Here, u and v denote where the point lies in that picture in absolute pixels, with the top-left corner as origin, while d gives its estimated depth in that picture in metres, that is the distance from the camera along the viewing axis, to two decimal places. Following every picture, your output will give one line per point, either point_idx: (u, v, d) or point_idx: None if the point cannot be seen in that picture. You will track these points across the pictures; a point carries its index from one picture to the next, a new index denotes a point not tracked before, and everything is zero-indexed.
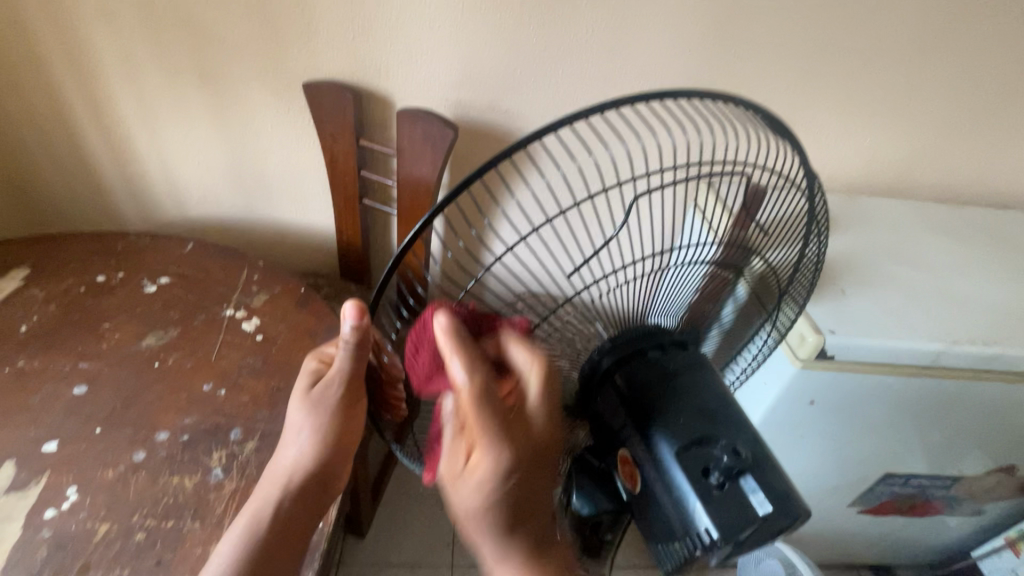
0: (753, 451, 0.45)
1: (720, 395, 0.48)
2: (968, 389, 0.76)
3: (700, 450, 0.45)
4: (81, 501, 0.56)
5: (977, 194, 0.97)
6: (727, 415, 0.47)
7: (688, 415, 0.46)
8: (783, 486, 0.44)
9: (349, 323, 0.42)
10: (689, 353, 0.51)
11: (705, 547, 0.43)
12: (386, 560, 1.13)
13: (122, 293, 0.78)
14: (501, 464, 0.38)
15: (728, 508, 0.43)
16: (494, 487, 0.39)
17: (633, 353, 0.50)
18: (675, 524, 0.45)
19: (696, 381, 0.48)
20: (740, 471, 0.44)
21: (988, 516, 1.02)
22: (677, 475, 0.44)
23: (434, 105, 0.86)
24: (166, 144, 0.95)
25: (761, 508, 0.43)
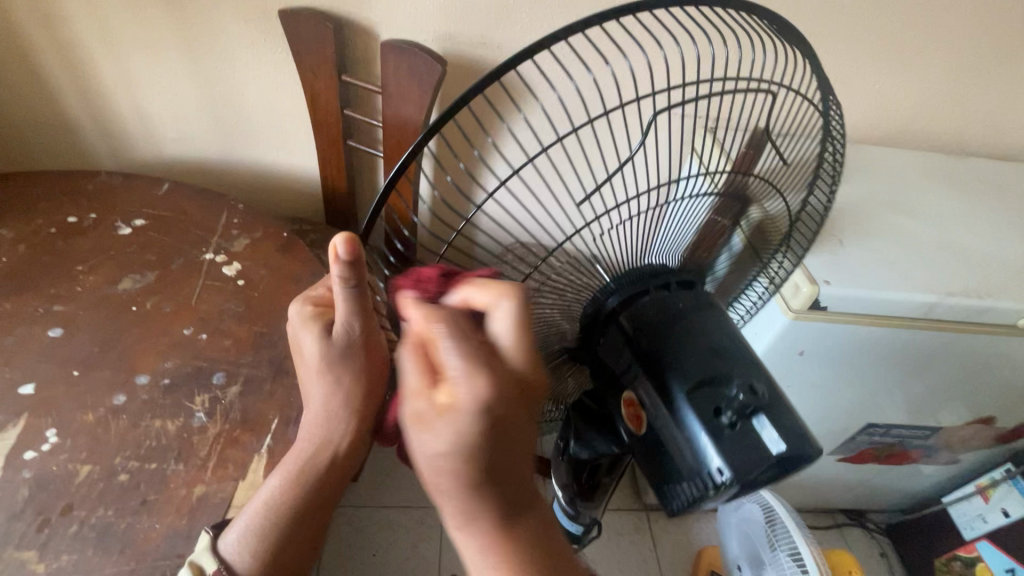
0: (767, 389, 0.44)
1: (731, 334, 0.47)
2: (958, 342, 0.76)
3: (710, 390, 0.44)
4: (62, 443, 0.55)
5: (986, 145, 0.94)
6: (740, 354, 0.46)
7: (700, 355, 0.45)
8: (795, 424, 0.43)
9: (338, 259, 0.35)
10: (697, 292, 0.49)
11: (716, 488, 0.43)
12: (378, 501, 1.16)
13: (96, 234, 0.74)
14: (482, 398, 0.30)
15: (740, 447, 0.42)
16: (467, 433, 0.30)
17: (639, 293, 0.48)
18: (684, 466, 0.45)
19: (707, 321, 0.47)
20: (754, 410, 0.43)
21: (962, 464, 1.06)
22: (688, 416, 0.44)
23: (421, 36, 0.80)
24: (135, 77, 0.88)
25: (775, 448, 0.42)
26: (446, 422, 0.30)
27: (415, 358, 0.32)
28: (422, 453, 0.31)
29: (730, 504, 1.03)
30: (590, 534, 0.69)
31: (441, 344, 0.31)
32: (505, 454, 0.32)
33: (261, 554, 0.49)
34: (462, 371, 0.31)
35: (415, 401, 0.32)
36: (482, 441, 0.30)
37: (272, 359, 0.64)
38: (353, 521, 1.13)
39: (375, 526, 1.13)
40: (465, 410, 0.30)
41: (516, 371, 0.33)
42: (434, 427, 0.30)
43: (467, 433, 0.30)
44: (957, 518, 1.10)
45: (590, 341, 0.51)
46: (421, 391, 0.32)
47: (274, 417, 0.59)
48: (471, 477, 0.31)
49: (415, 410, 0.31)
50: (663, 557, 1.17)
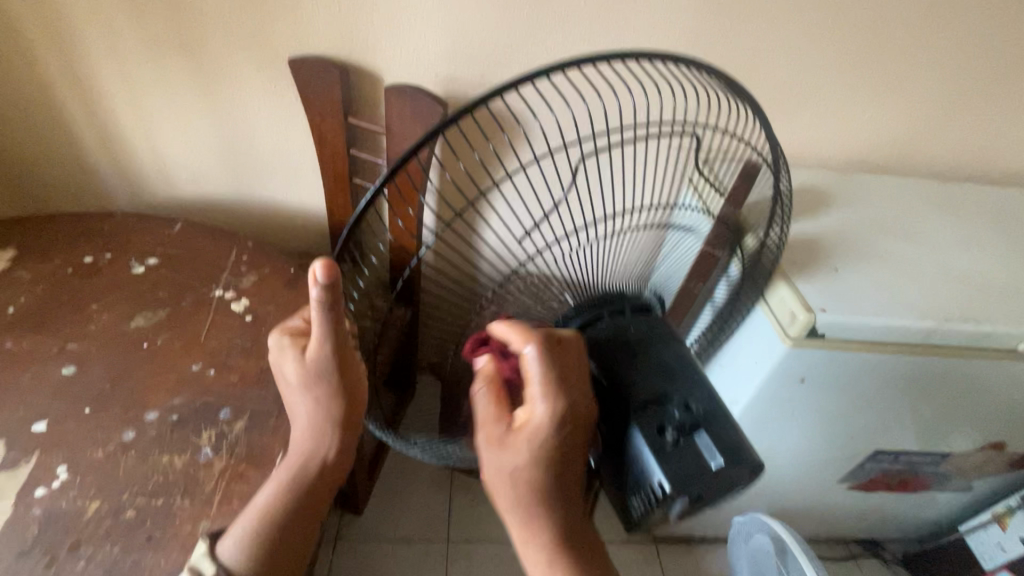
0: (707, 406, 0.47)
1: (681, 356, 0.49)
2: (960, 367, 0.76)
3: (655, 408, 0.46)
4: (71, 480, 0.56)
5: (977, 171, 0.96)
6: (684, 374, 0.48)
7: (647, 374, 0.47)
8: (735, 440, 0.45)
9: (317, 285, 0.36)
10: (651, 319, 0.51)
11: (658, 500, 0.43)
12: (383, 535, 1.15)
13: (110, 273, 0.77)
14: (555, 411, 0.41)
15: (684, 460, 0.43)
16: (547, 438, 0.41)
17: (593, 319, 0.49)
18: (631, 480, 0.46)
19: (661, 346, 0.49)
20: (694, 425, 0.45)
21: (977, 491, 1.04)
22: (635, 434, 0.45)
23: (423, 81, 0.84)
24: (153, 122, 0.93)
25: (714, 462, 0.44)
26: (523, 440, 0.41)
27: (489, 391, 0.42)
28: (497, 466, 0.42)
29: (740, 535, 1.01)
30: None
31: (528, 364, 0.41)
32: (562, 461, 0.43)
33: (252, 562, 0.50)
34: (537, 398, 0.41)
35: (494, 425, 0.42)
36: (548, 450, 0.42)
37: (276, 394, 0.66)
38: (357, 555, 1.12)
39: (379, 560, 1.12)
40: (539, 428, 0.41)
41: (568, 401, 0.41)
42: (513, 444, 0.41)
43: (539, 444, 0.41)
44: (975, 547, 1.07)
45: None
46: (498, 416, 0.42)
47: (279, 451, 0.60)
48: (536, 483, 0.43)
49: (494, 432, 0.42)
50: None
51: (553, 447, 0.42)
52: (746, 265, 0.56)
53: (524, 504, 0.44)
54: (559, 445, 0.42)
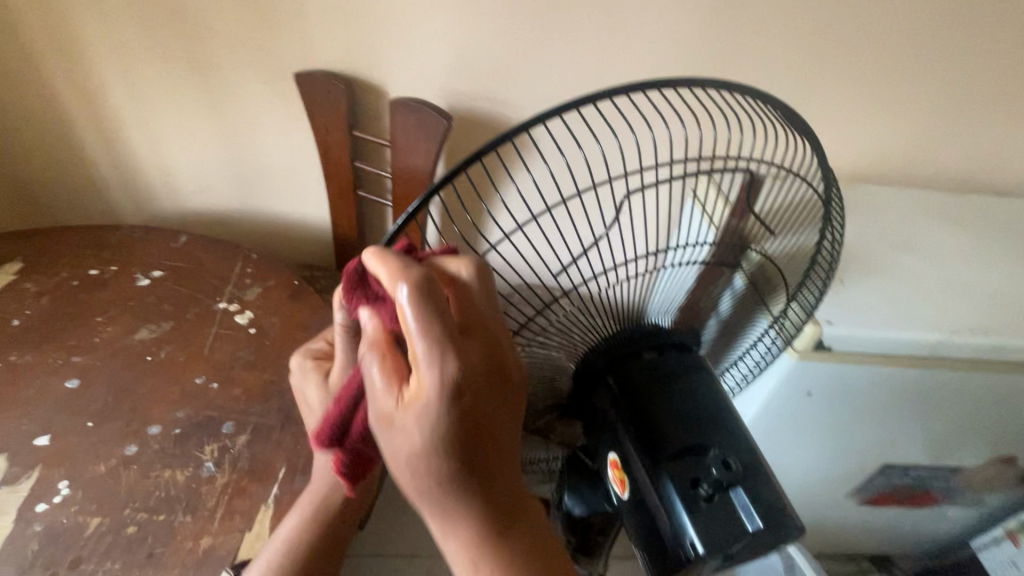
0: (746, 462, 0.44)
1: (721, 404, 0.47)
2: (969, 380, 0.75)
3: (691, 463, 0.44)
4: (73, 495, 0.56)
5: (981, 182, 0.96)
6: (725, 425, 0.46)
7: (682, 427, 0.45)
8: (775, 500, 0.44)
9: (338, 310, 0.39)
10: (690, 358, 0.50)
11: (691, 561, 0.43)
12: (385, 550, 1.14)
13: (115, 286, 0.77)
14: (448, 375, 0.32)
15: (717, 522, 0.42)
16: (440, 411, 0.32)
17: (627, 356, 0.49)
18: (661, 533, 0.45)
19: (696, 392, 0.47)
20: (732, 485, 0.43)
21: (988, 506, 1.02)
22: (668, 489, 0.43)
23: (427, 95, 0.85)
24: (160, 135, 0.94)
25: (751, 525, 0.42)
26: (415, 412, 0.33)
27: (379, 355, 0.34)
28: (394, 453, 0.34)
29: None
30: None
31: (404, 305, 0.32)
32: (475, 443, 0.34)
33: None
34: (427, 360, 0.33)
35: (385, 397, 0.34)
36: (450, 429, 0.33)
37: (279, 407, 0.65)
38: (358, 571, 1.11)
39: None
40: (431, 399, 0.32)
41: (468, 362, 0.33)
42: (404, 422, 0.33)
43: (438, 419, 0.33)
44: (987, 563, 1.04)
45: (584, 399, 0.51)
46: (388, 388, 0.34)
47: (281, 466, 0.60)
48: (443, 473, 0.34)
49: (385, 410, 0.33)
50: None
51: (448, 424, 0.33)
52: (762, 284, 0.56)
53: (440, 504, 0.35)
54: (454, 422, 0.33)
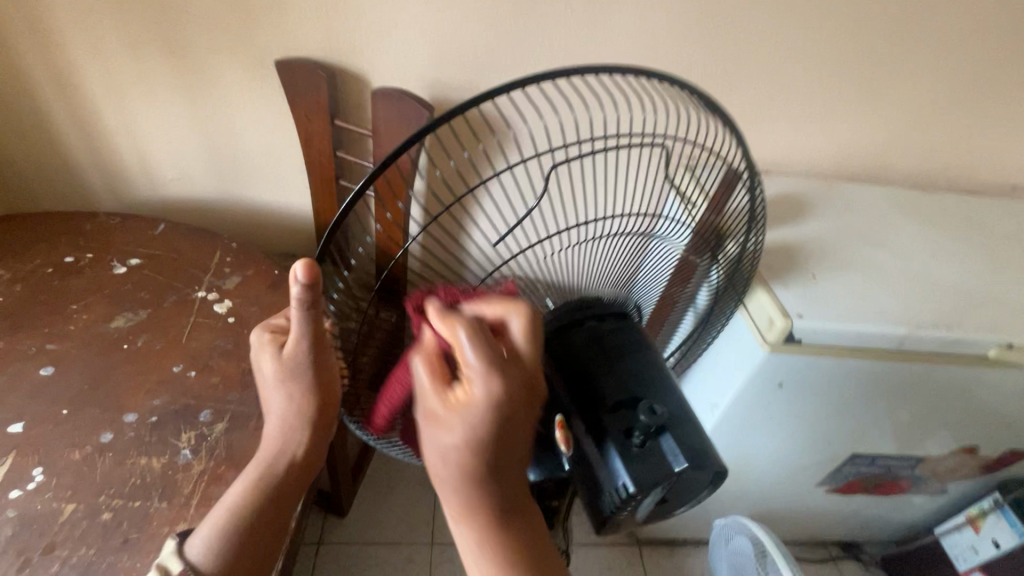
0: (674, 410, 0.48)
1: (652, 361, 0.50)
2: (932, 372, 0.78)
3: (621, 413, 0.47)
4: (47, 482, 0.56)
5: (951, 181, 0.98)
6: (654, 378, 0.49)
7: (614, 378, 0.49)
8: (700, 444, 0.46)
9: (298, 282, 0.37)
10: (629, 321, 0.53)
11: (624, 500, 0.44)
12: (366, 538, 1.15)
13: (91, 274, 0.76)
14: (493, 395, 0.35)
15: (647, 464, 0.45)
16: (481, 428, 0.36)
17: (572, 324, 0.51)
18: (599, 483, 0.46)
19: (627, 350, 0.50)
20: (659, 429, 0.46)
21: (951, 494, 1.06)
22: (601, 435, 0.46)
23: (409, 85, 0.85)
24: (137, 120, 0.92)
25: (677, 464, 0.45)
26: (459, 416, 0.36)
27: (427, 363, 0.38)
28: (435, 446, 0.37)
29: (721, 537, 1.02)
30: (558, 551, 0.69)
31: (462, 343, 0.36)
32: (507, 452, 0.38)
33: (219, 557, 0.49)
34: (478, 372, 0.36)
35: (433, 401, 0.37)
36: (488, 436, 0.36)
37: (258, 396, 0.65)
38: (340, 559, 1.11)
39: (362, 563, 1.11)
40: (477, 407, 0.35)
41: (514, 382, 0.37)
42: (448, 423, 0.36)
43: (479, 429, 0.36)
44: (950, 549, 1.09)
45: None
46: (435, 392, 0.37)
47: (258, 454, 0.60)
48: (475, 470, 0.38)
49: (430, 410, 0.37)
50: None
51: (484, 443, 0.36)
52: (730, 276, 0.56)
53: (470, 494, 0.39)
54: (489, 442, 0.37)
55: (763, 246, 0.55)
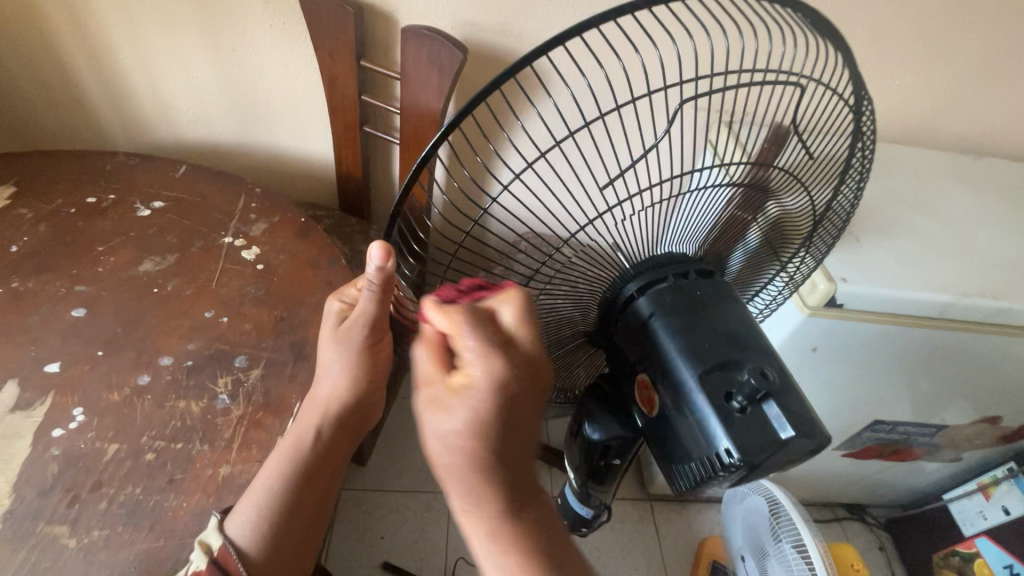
0: (780, 375, 0.44)
1: (749, 322, 0.47)
2: (969, 342, 0.77)
3: (722, 374, 0.44)
4: (88, 422, 0.56)
5: (999, 146, 0.94)
6: (754, 341, 0.46)
7: (715, 339, 0.45)
8: (806, 411, 0.44)
9: (374, 265, 0.40)
10: (716, 280, 0.49)
11: (724, 467, 0.43)
12: (386, 485, 1.18)
13: (115, 216, 0.74)
14: (498, 379, 0.38)
15: (750, 431, 0.42)
16: (483, 415, 0.38)
17: (657, 280, 0.48)
18: (695, 450, 0.45)
19: (725, 308, 0.47)
20: (765, 396, 0.43)
21: (964, 462, 1.07)
22: (699, 398, 0.44)
23: (439, 24, 0.80)
24: (153, 55, 0.87)
25: (784, 432, 0.42)
26: (460, 400, 0.38)
27: (429, 350, 0.39)
28: (435, 434, 0.39)
29: (735, 496, 1.04)
30: (598, 519, 0.67)
31: (461, 333, 0.37)
32: (515, 434, 0.40)
33: (265, 525, 0.52)
34: (478, 356, 0.37)
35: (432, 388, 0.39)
36: (491, 417, 0.38)
37: (292, 343, 0.65)
38: (361, 504, 1.15)
39: (383, 509, 1.15)
40: (480, 390, 0.38)
41: (526, 358, 0.39)
42: (451, 407, 0.38)
43: (480, 414, 0.38)
44: (957, 514, 1.11)
45: (606, 323, 0.52)
46: (439, 376, 0.39)
47: (296, 399, 0.60)
48: (483, 458, 0.39)
49: (431, 391, 0.39)
50: (665, 548, 1.19)
51: (488, 436, 0.38)
52: (773, 237, 0.56)
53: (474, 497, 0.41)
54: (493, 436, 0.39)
55: (863, 190, 0.54)
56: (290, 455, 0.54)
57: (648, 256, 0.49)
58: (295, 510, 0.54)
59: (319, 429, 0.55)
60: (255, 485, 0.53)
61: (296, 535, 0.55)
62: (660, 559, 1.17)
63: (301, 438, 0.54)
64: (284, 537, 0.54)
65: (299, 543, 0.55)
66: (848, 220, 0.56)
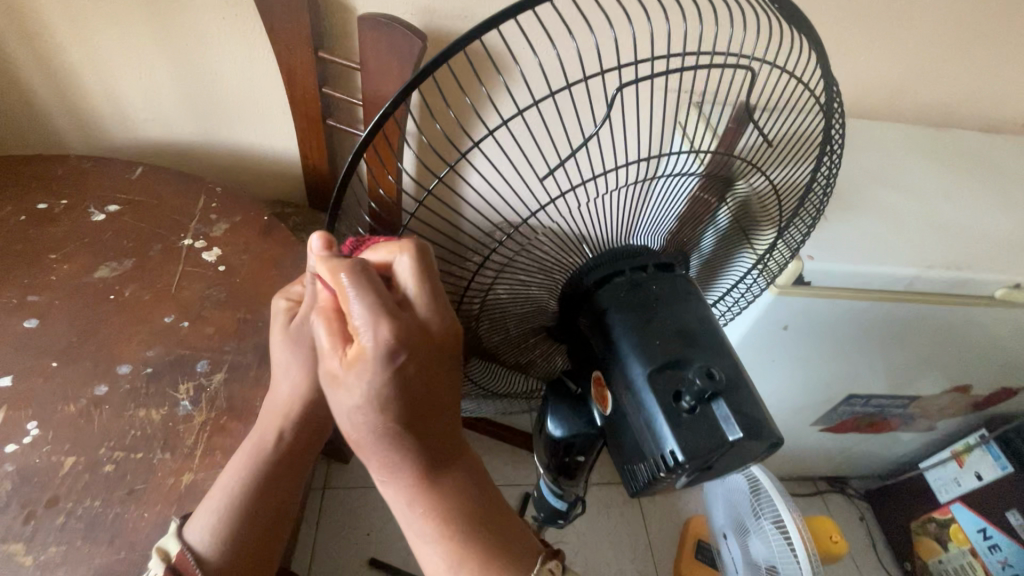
0: (730, 375, 0.44)
1: (704, 320, 0.47)
2: (936, 313, 0.78)
3: (671, 373, 0.44)
4: (43, 435, 0.54)
5: (963, 118, 0.94)
6: (707, 340, 0.45)
7: (666, 338, 0.45)
8: (756, 414, 0.43)
9: (314, 255, 0.40)
10: (672, 278, 0.49)
11: (670, 468, 0.42)
12: (370, 482, 1.17)
13: (67, 222, 0.72)
14: (379, 340, 0.35)
15: (697, 432, 0.42)
16: (378, 384, 0.36)
17: (612, 273, 0.48)
18: (645, 449, 0.44)
19: (680, 308, 0.47)
20: (713, 395, 0.42)
21: (938, 431, 1.09)
22: (648, 399, 0.43)
23: (399, 12, 0.78)
24: (103, 54, 0.84)
25: (731, 434, 0.42)
26: (354, 371, 0.36)
27: (326, 320, 0.38)
28: (338, 407, 0.37)
29: (717, 476, 1.04)
30: (574, 511, 0.68)
31: (347, 295, 0.36)
32: (417, 407, 0.38)
33: (224, 535, 0.48)
34: (365, 321, 0.36)
35: (332, 358, 0.37)
36: (387, 390, 0.36)
37: (256, 346, 0.64)
38: (345, 502, 1.14)
39: (368, 506, 1.14)
40: (368, 359, 0.35)
41: (419, 320, 0.38)
42: (346, 379, 0.36)
43: (378, 380, 0.36)
44: (932, 482, 1.14)
45: (569, 320, 0.52)
46: (337, 348, 0.37)
47: (260, 403, 0.59)
48: (389, 428, 0.37)
49: (333, 368, 0.37)
50: (651, 529, 1.20)
51: (394, 401, 0.36)
52: (744, 220, 0.56)
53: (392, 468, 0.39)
54: (396, 403, 0.36)
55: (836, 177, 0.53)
56: (254, 453, 0.51)
57: (608, 248, 0.49)
58: (259, 514, 0.50)
59: (281, 433, 0.51)
60: (217, 488, 0.51)
61: (252, 556, 0.50)
62: (646, 542, 1.19)
63: (264, 439, 0.52)
64: (245, 553, 0.49)
65: (264, 549, 0.51)
66: (829, 196, 0.54)
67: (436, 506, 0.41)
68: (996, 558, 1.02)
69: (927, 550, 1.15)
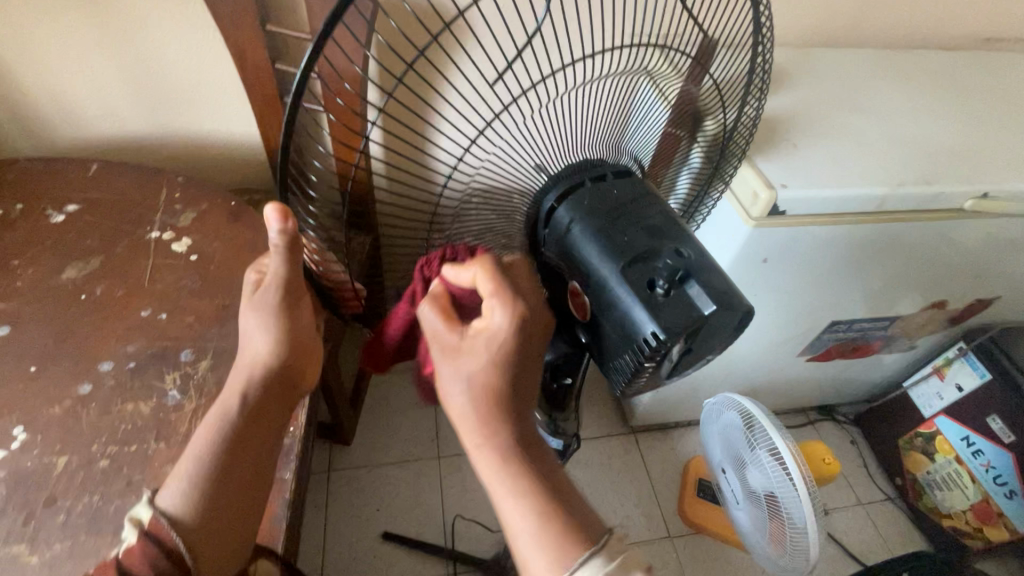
0: (698, 256, 0.44)
1: (667, 215, 0.47)
2: (907, 230, 0.79)
3: (642, 266, 0.44)
4: (32, 439, 0.54)
5: (925, 37, 0.94)
6: (669, 227, 0.46)
7: (631, 233, 0.45)
8: (726, 285, 0.43)
9: (274, 226, 0.43)
10: (634, 182, 0.49)
11: (651, 352, 0.42)
12: (374, 460, 1.18)
13: (26, 226, 0.69)
14: (502, 320, 0.41)
15: (673, 312, 0.42)
16: (495, 352, 0.42)
17: (576, 185, 0.48)
18: (624, 342, 0.44)
19: (642, 204, 0.47)
20: (683, 275, 0.43)
21: (919, 349, 1.13)
22: (621, 292, 0.43)
23: None
24: (34, 49, 0.79)
25: (705, 308, 0.42)
26: (475, 346, 0.42)
27: (436, 310, 0.44)
28: (455, 379, 0.43)
29: (712, 414, 1.06)
30: (570, 448, 0.69)
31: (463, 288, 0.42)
32: (516, 365, 0.43)
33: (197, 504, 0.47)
34: (485, 307, 0.42)
35: (445, 339, 0.44)
36: (501, 357, 0.42)
37: (238, 329, 0.63)
38: (352, 481, 1.15)
39: (374, 483, 1.15)
40: (488, 335, 0.42)
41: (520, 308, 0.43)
42: (464, 354, 0.42)
43: (495, 353, 0.42)
44: (916, 399, 1.18)
45: (536, 243, 0.51)
46: (447, 332, 0.43)
47: None
48: (489, 398, 0.42)
49: (446, 346, 0.43)
50: (652, 473, 1.24)
51: (498, 371, 0.42)
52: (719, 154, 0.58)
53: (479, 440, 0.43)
54: (501, 373, 0.42)
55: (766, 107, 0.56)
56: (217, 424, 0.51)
57: (565, 162, 0.49)
58: (230, 477, 0.49)
59: (246, 393, 0.52)
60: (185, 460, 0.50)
61: (225, 530, 0.48)
62: (649, 487, 1.22)
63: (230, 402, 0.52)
64: (217, 526, 0.47)
65: (235, 523, 0.49)
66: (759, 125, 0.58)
67: (523, 476, 0.42)
68: (981, 463, 1.06)
69: (916, 463, 1.20)
